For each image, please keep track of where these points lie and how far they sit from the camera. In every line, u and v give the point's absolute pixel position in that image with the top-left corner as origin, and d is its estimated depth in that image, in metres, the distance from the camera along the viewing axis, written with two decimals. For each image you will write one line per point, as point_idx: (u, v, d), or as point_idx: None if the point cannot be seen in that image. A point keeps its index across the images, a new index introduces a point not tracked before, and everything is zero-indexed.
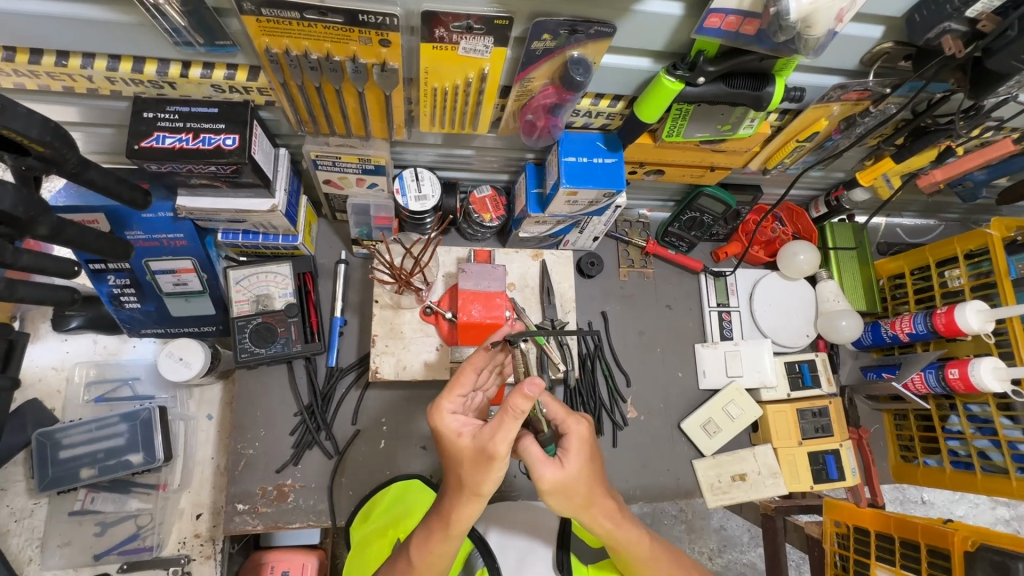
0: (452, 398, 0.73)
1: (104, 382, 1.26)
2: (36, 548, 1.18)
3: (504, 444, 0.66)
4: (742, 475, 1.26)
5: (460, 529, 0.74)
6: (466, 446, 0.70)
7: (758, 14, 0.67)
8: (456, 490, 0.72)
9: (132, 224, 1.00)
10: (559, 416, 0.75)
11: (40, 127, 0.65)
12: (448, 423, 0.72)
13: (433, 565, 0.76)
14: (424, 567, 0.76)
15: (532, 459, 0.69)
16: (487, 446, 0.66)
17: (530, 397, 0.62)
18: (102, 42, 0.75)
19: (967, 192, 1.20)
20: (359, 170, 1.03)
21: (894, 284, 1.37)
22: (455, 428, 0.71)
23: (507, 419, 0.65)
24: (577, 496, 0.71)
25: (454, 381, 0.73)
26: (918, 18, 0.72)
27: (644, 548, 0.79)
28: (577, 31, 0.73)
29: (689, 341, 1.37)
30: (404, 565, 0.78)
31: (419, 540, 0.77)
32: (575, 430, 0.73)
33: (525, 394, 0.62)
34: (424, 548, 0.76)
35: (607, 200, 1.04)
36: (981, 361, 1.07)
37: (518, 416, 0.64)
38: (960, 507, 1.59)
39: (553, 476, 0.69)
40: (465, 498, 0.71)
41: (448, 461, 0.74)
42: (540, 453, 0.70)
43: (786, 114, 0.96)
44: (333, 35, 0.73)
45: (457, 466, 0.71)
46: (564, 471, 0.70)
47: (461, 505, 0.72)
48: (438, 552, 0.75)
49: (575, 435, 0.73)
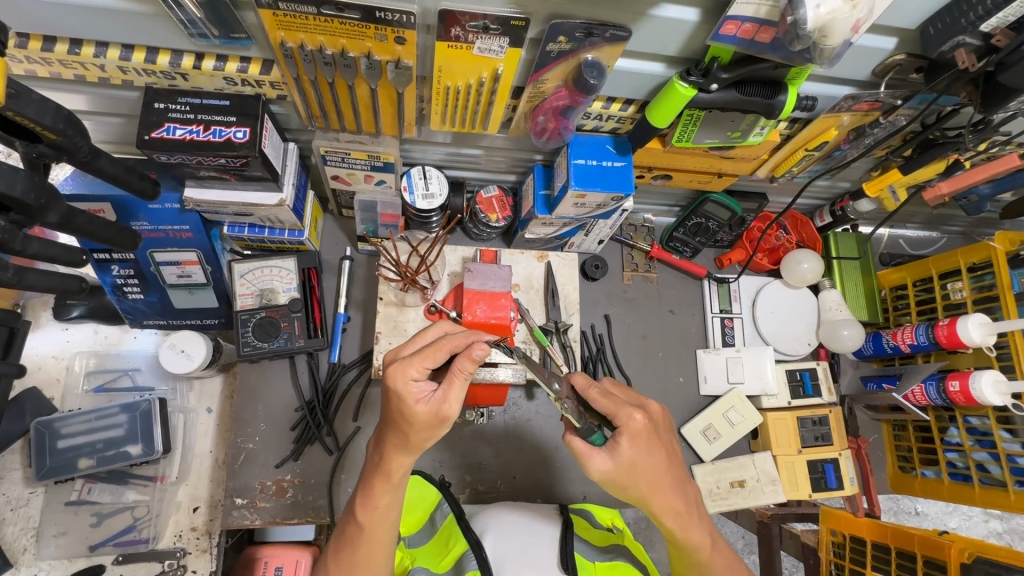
0: (419, 365, 0.70)
1: (103, 371, 1.26)
2: (31, 538, 1.17)
3: (455, 405, 0.70)
4: (741, 482, 1.26)
5: (403, 475, 0.75)
6: (422, 413, 0.69)
7: (774, 22, 0.67)
8: (400, 444, 0.72)
9: (138, 214, 0.99)
10: (610, 406, 0.72)
11: (53, 115, 0.64)
12: (410, 389, 0.70)
13: (380, 521, 0.75)
14: (374, 528, 0.75)
15: (579, 452, 0.71)
16: (441, 408, 0.69)
17: (479, 360, 0.67)
18: (115, 31, 0.74)
19: (971, 206, 1.21)
20: (368, 167, 1.03)
21: (895, 295, 1.37)
22: (416, 394, 0.70)
23: (457, 380, 0.69)
24: (641, 478, 0.72)
25: (429, 350, 0.70)
26: (932, 31, 0.72)
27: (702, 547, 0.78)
28: (592, 35, 0.73)
29: (690, 347, 1.38)
30: (353, 531, 0.76)
31: (366, 501, 0.75)
32: (627, 420, 0.71)
33: (472, 357, 0.67)
34: (369, 506, 0.75)
35: (614, 204, 1.04)
36: (981, 374, 1.08)
37: (463, 372, 0.68)
38: (953, 520, 1.59)
39: (604, 466, 0.71)
40: (407, 452, 0.72)
41: (392, 420, 0.72)
42: (585, 447, 0.71)
43: (796, 122, 0.96)
44: (349, 31, 0.73)
45: (405, 424, 0.70)
46: (615, 460, 0.71)
47: (401, 455, 0.72)
48: (385, 506, 0.75)
49: (626, 429, 0.71)
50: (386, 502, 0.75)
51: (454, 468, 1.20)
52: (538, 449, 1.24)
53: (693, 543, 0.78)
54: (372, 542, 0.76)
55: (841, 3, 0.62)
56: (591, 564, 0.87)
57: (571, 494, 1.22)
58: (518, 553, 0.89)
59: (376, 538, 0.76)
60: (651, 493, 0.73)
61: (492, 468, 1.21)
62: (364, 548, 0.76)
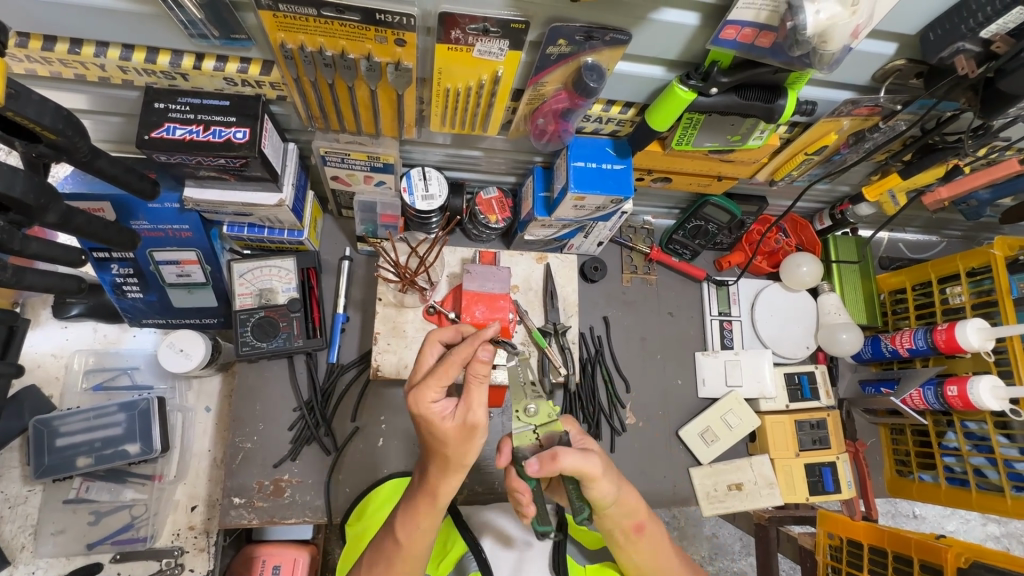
0: (435, 386, 0.69)
1: (103, 370, 1.26)
2: (29, 535, 1.17)
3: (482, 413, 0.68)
4: (738, 484, 1.26)
5: (446, 498, 0.75)
6: (450, 429, 0.68)
7: (774, 27, 0.67)
8: (441, 464, 0.72)
9: (137, 213, 0.99)
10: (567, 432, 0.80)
11: (52, 115, 0.65)
12: (433, 411, 0.69)
13: (420, 541, 0.76)
14: (411, 545, 0.75)
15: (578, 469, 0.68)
16: (468, 417, 0.68)
17: (489, 360, 0.67)
18: (116, 31, 0.74)
19: (971, 211, 1.21)
20: (367, 168, 1.03)
21: (894, 299, 1.37)
22: (440, 413, 0.69)
23: (476, 388, 0.68)
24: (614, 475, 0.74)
25: (440, 370, 0.68)
26: (932, 36, 0.72)
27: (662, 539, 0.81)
28: (592, 38, 0.73)
29: (689, 349, 1.38)
30: (390, 544, 0.77)
31: (408, 517, 0.76)
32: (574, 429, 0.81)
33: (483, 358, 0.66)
34: (409, 524, 0.76)
35: (614, 206, 1.04)
36: (979, 380, 1.08)
37: (480, 377, 0.67)
38: (950, 523, 1.59)
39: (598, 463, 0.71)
40: (451, 471, 0.72)
41: (427, 443, 0.72)
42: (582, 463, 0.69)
43: (796, 126, 0.96)
44: (349, 32, 0.73)
45: (441, 446, 0.70)
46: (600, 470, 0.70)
47: (446, 475, 0.72)
48: (425, 527, 0.75)
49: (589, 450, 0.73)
50: (427, 522, 0.75)
51: None
52: None
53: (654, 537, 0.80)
54: (409, 560, 0.76)
55: (841, 9, 0.62)
56: (582, 566, 0.89)
57: None
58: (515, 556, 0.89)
59: (411, 556, 0.76)
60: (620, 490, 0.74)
61: (490, 469, 1.21)
62: (399, 565, 0.76)
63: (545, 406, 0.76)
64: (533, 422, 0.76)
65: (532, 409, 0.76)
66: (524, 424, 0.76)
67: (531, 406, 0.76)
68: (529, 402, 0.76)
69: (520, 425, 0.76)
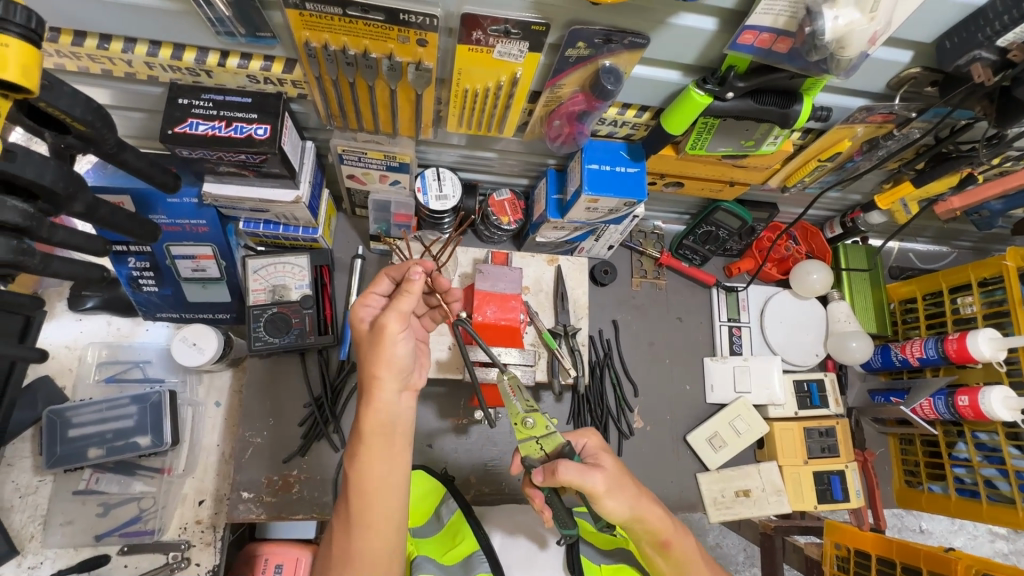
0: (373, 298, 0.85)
1: (115, 362, 1.27)
2: (39, 525, 1.18)
3: (398, 320, 0.75)
4: (746, 491, 1.25)
5: (378, 428, 0.74)
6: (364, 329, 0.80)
7: (792, 32, 0.68)
8: (362, 382, 0.76)
9: (156, 208, 1.01)
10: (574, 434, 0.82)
11: (83, 107, 0.66)
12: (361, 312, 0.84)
13: (365, 477, 0.72)
14: (363, 481, 0.72)
15: (573, 475, 0.70)
16: (380, 322, 0.76)
17: (416, 278, 0.75)
18: (144, 27, 0.76)
19: (983, 221, 1.20)
20: (383, 167, 1.04)
21: (905, 308, 1.38)
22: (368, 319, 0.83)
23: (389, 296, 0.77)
24: (628, 490, 0.71)
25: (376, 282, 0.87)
26: (949, 45, 0.73)
27: (689, 547, 0.77)
28: (611, 41, 0.75)
29: (698, 355, 1.38)
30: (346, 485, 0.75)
31: (360, 459, 0.73)
32: (591, 438, 0.80)
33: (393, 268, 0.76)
34: (352, 461, 0.74)
35: (627, 209, 1.05)
36: (991, 390, 1.07)
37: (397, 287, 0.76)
38: (960, 538, 1.58)
39: (601, 478, 0.70)
40: (370, 387, 0.75)
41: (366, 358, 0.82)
42: (578, 469, 0.70)
43: (809, 133, 0.97)
44: (372, 32, 0.74)
45: (360, 353, 0.79)
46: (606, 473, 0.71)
47: (369, 395, 0.75)
48: (365, 459, 0.73)
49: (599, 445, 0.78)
50: (377, 454, 0.73)
51: (459, 469, 1.20)
52: None
53: (678, 545, 0.75)
54: (356, 500, 0.72)
55: (860, 15, 0.63)
56: (597, 566, 0.86)
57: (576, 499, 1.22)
58: (525, 555, 0.89)
59: (366, 490, 0.73)
60: (640, 506, 0.71)
61: (496, 470, 1.21)
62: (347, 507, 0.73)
63: (541, 418, 0.80)
64: (534, 433, 0.80)
65: (530, 421, 0.80)
66: (525, 435, 0.81)
67: (529, 417, 0.80)
68: (527, 415, 0.81)
69: (523, 437, 0.81)
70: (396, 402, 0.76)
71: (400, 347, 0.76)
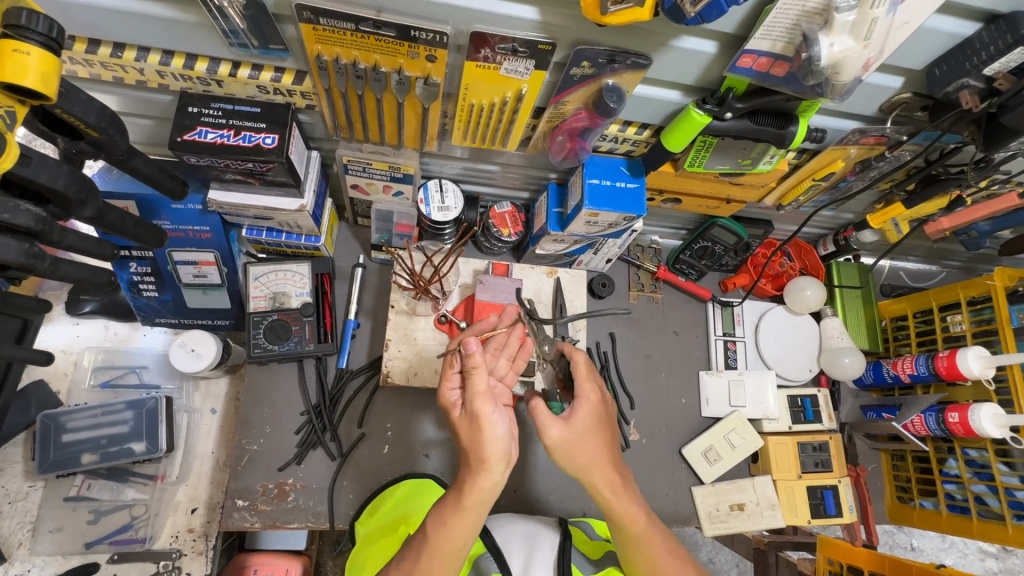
0: (450, 375, 0.79)
1: (113, 367, 1.27)
2: (27, 532, 1.17)
3: (487, 403, 0.71)
4: (741, 505, 1.26)
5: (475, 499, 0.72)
6: (460, 416, 0.75)
7: (788, 57, 0.71)
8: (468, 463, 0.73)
9: (161, 213, 1.02)
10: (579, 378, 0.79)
11: (97, 114, 0.67)
12: (446, 396, 0.78)
13: (448, 540, 0.72)
14: (440, 544, 0.72)
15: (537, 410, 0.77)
16: (471, 406, 0.72)
17: (473, 351, 0.69)
18: (159, 37, 0.78)
19: (971, 241, 1.23)
20: (387, 177, 1.06)
21: (896, 325, 1.40)
22: (452, 399, 0.78)
23: (473, 375, 0.71)
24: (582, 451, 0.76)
25: (447, 360, 0.79)
26: (938, 72, 0.76)
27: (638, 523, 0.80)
28: (614, 61, 0.77)
29: (693, 368, 1.39)
30: (418, 541, 0.74)
31: (444, 530, 0.72)
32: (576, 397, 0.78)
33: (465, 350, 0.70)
34: (439, 520, 0.73)
35: (626, 223, 1.07)
36: (980, 407, 1.09)
37: (475, 366, 0.71)
38: (949, 556, 1.59)
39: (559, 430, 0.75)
40: (481, 469, 0.71)
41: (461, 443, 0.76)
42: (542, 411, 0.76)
43: (804, 153, 1.00)
44: (385, 47, 0.76)
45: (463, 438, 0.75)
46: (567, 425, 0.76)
47: (477, 476, 0.71)
48: (452, 525, 0.72)
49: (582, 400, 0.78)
50: (468, 522, 0.72)
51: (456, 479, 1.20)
52: (537, 466, 1.23)
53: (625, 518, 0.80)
54: (435, 555, 0.72)
55: (853, 43, 0.66)
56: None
57: (571, 511, 1.21)
58: (525, 546, 0.90)
59: (440, 554, 0.72)
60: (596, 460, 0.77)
61: None
62: (425, 558, 0.72)
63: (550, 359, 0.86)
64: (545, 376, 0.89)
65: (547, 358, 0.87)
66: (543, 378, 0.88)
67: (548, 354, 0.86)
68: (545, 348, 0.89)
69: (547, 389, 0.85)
70: (502, 481, 0.73)
71: (502, 424, 0.72)
